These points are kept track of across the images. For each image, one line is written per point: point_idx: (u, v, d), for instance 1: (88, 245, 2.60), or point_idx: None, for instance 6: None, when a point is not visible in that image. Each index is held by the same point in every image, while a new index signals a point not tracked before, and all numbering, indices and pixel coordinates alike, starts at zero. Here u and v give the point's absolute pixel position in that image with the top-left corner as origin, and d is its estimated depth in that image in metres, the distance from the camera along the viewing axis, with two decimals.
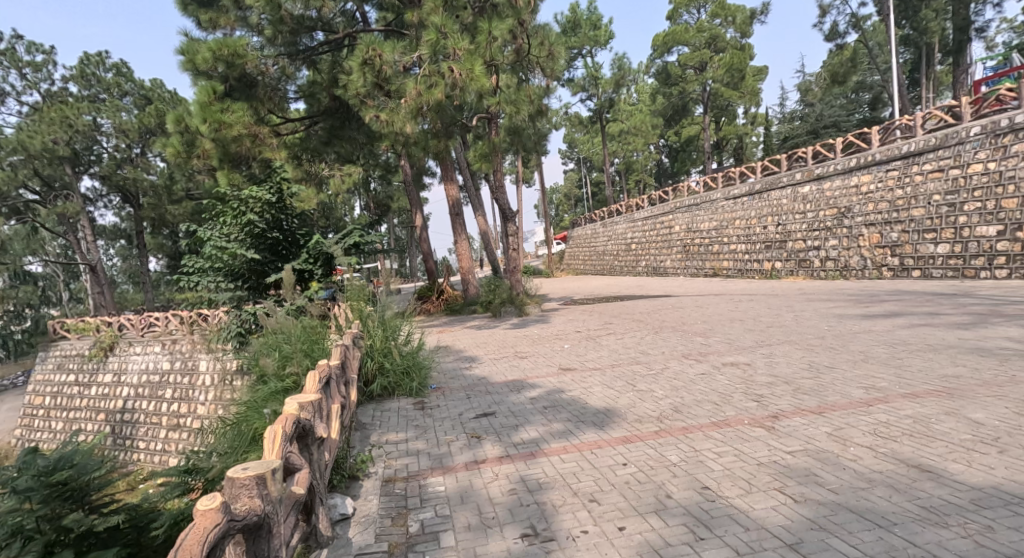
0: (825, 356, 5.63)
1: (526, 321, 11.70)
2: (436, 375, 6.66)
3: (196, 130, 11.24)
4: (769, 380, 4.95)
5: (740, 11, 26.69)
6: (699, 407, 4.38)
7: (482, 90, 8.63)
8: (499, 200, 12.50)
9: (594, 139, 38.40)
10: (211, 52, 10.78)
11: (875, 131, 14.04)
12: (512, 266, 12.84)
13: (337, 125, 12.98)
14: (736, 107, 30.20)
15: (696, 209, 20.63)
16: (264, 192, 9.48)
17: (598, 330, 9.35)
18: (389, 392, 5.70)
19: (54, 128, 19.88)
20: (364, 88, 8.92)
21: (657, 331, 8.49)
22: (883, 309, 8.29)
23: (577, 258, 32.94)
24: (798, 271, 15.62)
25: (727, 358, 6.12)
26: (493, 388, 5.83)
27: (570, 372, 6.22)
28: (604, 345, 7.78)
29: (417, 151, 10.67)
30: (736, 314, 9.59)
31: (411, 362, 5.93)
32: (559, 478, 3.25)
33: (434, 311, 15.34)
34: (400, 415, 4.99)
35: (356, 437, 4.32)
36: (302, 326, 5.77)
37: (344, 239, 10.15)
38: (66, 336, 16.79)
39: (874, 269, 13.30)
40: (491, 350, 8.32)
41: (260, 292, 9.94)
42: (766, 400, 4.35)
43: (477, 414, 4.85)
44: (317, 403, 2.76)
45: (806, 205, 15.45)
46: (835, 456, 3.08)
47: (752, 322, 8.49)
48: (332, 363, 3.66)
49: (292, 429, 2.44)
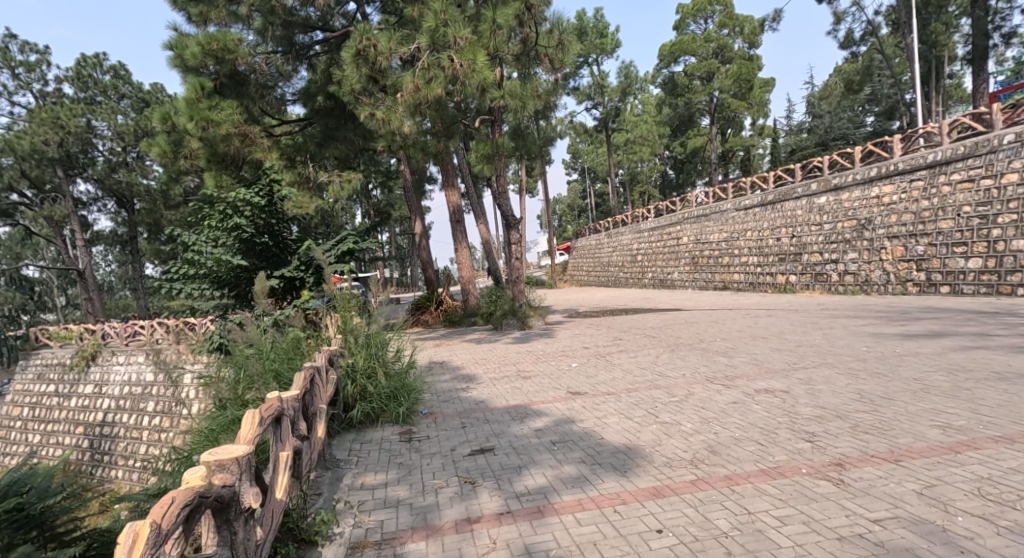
0: (875, 384, 4.88)
1: (528, 335, 10.99)
2: (429, 397, 5.92)
3: (183, 128, 10.62)
4: (817, 413, 4.21)
5: (748, 21, 26.16)
6: (739, 447, 3.64)
7: (485, 84, 7.90)
8: (502, 206, 11.79)
9: (599, 149, 37.90)
10: (200, 47, 10.27)
11: (898, 139, 13.36)
12: (513, 277, 12.09)
13: (333, 126, 12.25)
14: (743, 119, 29.57)
15: (705, 220, 19.96)
16: (253, 195, 8.76)
17: (608, 347, 8.61)
18: (372, 419, 4.95)
19: (44, 129, 19.28)
20: (359, 83, 8.37)
21: (672, 350, 7.74)
22: (922, 329, 7.53)
23: (581, 269, 32.19)
24: (814, 285, 14.87)
25: (758, 383, 5.38)
26: (492, 415, 5.09)
27: (579, 397, 5.48)
28: (616, 364, 7.03)
29: (415, 153, 10.06)
30: (756, 331, 8.84)
31: (399, 385, 5.20)
32: (577, 551, 2.54)
33: (433, 323, 14.63)
34: (382, 449, 4.27)
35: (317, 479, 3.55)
36: (277, 340, 5.10)
37: (339, 245, 9.45)
38: (49, 344, 16.10)
39: (898, 284, 12.58)
40: (490, 367, 7.56)
41: (247, 300, 9.28)
42: (823, 439, 3.62)
43: (472, 451, 4.13)
44: (243, 464, 2.04)
45: (822, 216, 14.75)
46: (941, 530, 2.39)
47: (778, 340, 7.72)
48: (292, 395, 2.92)
49: (179, 516, 1.75)
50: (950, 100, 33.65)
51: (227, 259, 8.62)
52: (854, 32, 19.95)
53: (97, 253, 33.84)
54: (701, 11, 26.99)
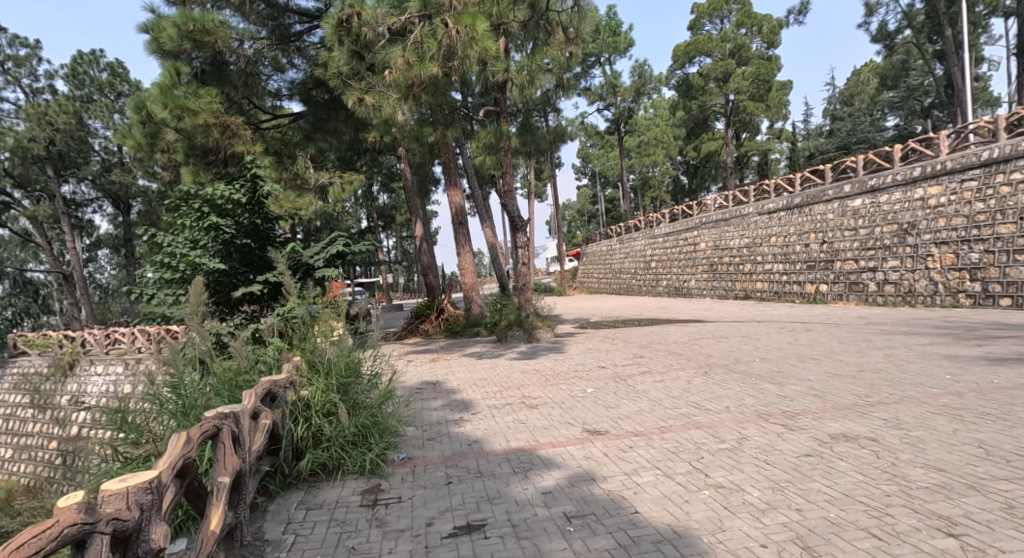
0: (996, 432, 3.67)
1: (536, 349, 9.86)
2: (409, 434, 4.74)
3: (158, 117, 9.38)
4: (937, 480, 3.02)
5: (766, 20, 24.98)
6: (845, 540, 2.52)
7: (488, 56, 6.82)
8: (508, 208, 10.59)
9: (609, 154, 36.75)
10: (176, 28, 9.05)
11: (945, 136, 12.16)
12: (522, 283, 10.96)
13: (323, 118, 11.00)
14: (760, 122, 28.32)
15: (723, 225, 18.84)
16: (233, 191, 7.25)
17: (628, 366, 7.47)
18: (329, 471, 3.83)
19: (32, 126, 18.23)
20: (347, 65, 7.62)
21: (705, 373, 6.53)
22: (1007, 351, 6.27)
23: (591, 276, 31.07)
24: (847, 295, 13.58)
25: (830, 424, 4.19)
26: (486, 465, 3.93)
27: (599, 438, 4.34)
28: (642, 390, 5.87)
29: (409, 143, 8.88)
30: (801, 349, 7.61)
31: (370, 423, 4.06)
32: None
33: (432, 332, 13.47)
34: (332, 521, 3.15)
35: (191, 540, 2.65)
36: (219, 376, 3.98)
37: (327, 248, 8.12)
38: (29, 352, 15.20)
39: (948, 295, 11.35)
40: (488, 392, 6.36)
41: (229, 308, 7.69)
42: (972, 534, 2.47)
43: (456, 528, 2.99)
44: None
45: (857, 221, 13.55)
46: None
47: (833, 362, 6.51)
48: (135, 489, 1.92)
49: None
50: (975, 104, 32.19)
51: (200, 262, 7.13)
52: (887, 24, 18.70)
53: (97, 257, 33.03)
54: (717, 10, 25.79)
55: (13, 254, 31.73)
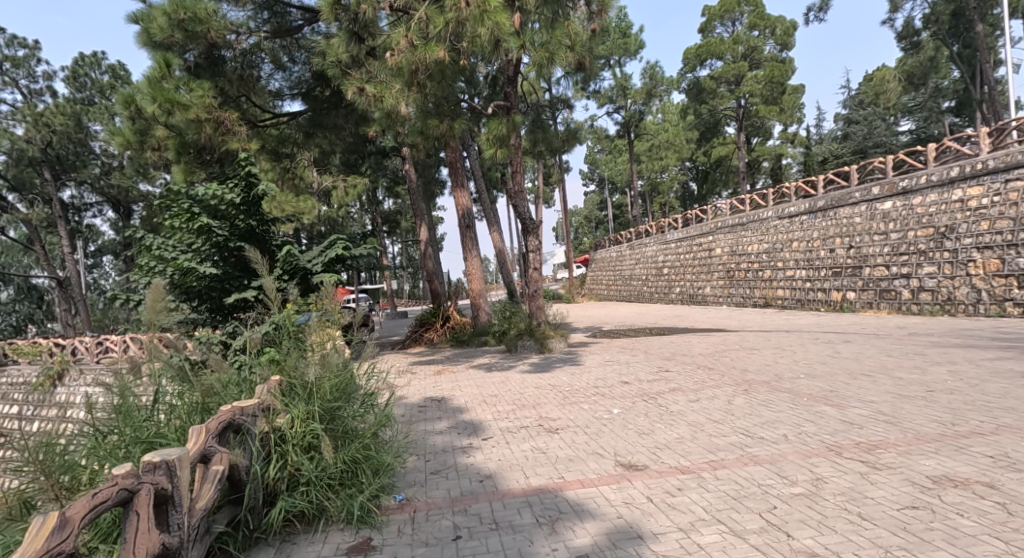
0: None
1: (549, 360, 9.11)
2: (409, 467, 3.99)
3: (147, 113, 8.63)
4: None
5: (781, 21, 24.19)
6: None
7: (500, 34, 6.08)
8: (519, 209, 9.86)
9: (618, 159, 36.03)
10: (166, 17, 8.31)
11: (985, 133, 11.33)
12: (532, 290, 10.21)
13: (320, 114, 10.12)
14: (773, 126, 27.49)
15: (740, 229, 18.07)
16: (228, 190, 6.47)
17: (654, 381, 6.70)
18: (309, 520, 3.09)
19: (27, 127, 17.61)
20: (346, 54, 7.07)
21: (746, 391, 5.74)
22: None
23: (600, 282, 30.41)
24: (878, 303, 12.75)
25: (924, 462, 3.41)
26: (501, 512, 3.17)
27: (638, 475, 3.58)
28: (678, 412, 5.11)
29: (412, 137, 8.12)
30: (848, 364, 6.81)
31: (360, 457, 3.32)
32: None
33: (438, 341, 12.73)
34: None
35: None
36: (185, 403, 3.23)
37: (326, 251, 7.34)
38: (19, 360, 14.56)
39: (992, 303, 10.54)
40: (499, 412, 5.61)
41: (222, 317, 6.85)
42: None
43: None
44: None
45: (888, 224, 12.73)
46: None
47: (892, 380, 5.70)
48: None
49: None
50: None
51: (190, 267, 6.30)
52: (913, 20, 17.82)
53: (100, 263, 32.51)
54: (729, 12, 25.04)
55: (17, 259, 31.29)
